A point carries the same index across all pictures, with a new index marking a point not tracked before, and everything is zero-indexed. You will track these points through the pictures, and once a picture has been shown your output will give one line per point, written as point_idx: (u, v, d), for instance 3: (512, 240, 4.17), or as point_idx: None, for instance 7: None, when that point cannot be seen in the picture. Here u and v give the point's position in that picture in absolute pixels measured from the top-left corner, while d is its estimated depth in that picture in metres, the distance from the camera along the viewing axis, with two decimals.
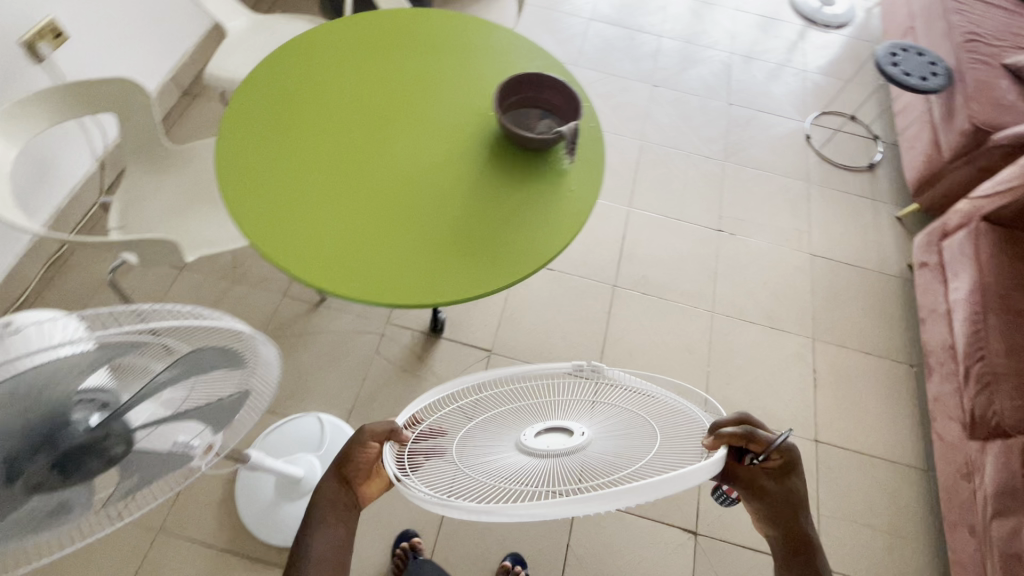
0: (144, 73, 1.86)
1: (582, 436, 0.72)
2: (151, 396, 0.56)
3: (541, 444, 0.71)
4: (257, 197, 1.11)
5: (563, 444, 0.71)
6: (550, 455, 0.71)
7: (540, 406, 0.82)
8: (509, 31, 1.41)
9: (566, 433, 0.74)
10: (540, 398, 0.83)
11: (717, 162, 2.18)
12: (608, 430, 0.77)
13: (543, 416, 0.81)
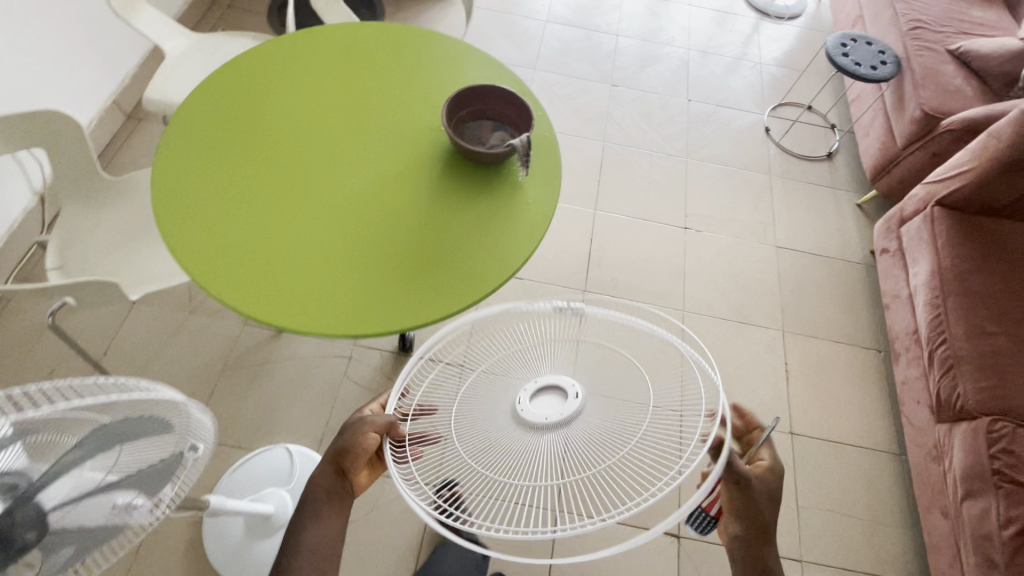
0: (81, 100, 1.77)
1: (579, 403, 0.78)
2: (66, 471, 0.53)
3: (538, 416, 0.78)
4: (199, 232, 1.06)
5: (562, 414, 0.78)
6: (548, 428, 0.77)
7: (516, 361, 0.90)
8: (459, 40, 1.37)
9: (561, 394, 0.80)
10: (516, 355, 0.90)
11: (679, 159, 2.18)
12: (597, 381, 0.83)
13: (535, 365, 0.88)
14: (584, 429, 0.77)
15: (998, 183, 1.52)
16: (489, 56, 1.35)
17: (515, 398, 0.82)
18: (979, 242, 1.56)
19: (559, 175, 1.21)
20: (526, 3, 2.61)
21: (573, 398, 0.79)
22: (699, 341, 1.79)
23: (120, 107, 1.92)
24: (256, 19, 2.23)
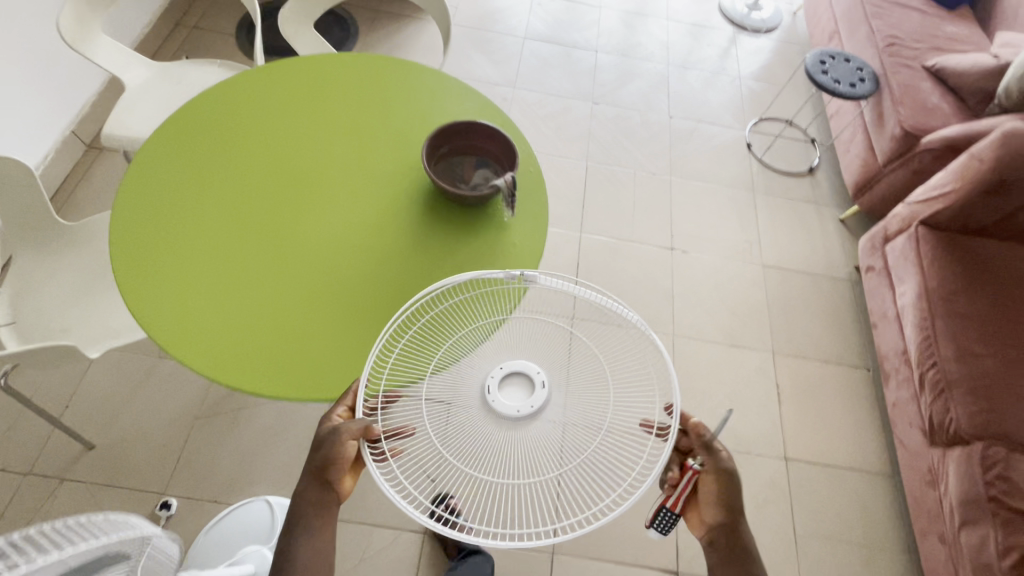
0: (36, 132, 1.67)
1: (546, 393, 0.81)
2: None
3: (510, 409, 0.79)
4: (164, 289, 0.99)
5: (529, 404, 0.79)
6: (520, 416, 0.79)
7: (466, 334, 0.91)
8: (440, 72, 1.32)
9: (527, 381, 0.82)
10: (467, 328, 0.92)
11: (663, 178, 2.16)
12: (556, 360, 0.86)
13: (487, 347, 0.88)
14: (553, 418, 0.80)
15: (981, 203, 1.53)
16: (470, 87, 1.31)
17: (480, 383, 0.82)
18: (963, 262, 1.56)
19: (547, 211, 1.16)
20: (503, 19, 2.56)
21: (540, 387, 0.81)
22: (690, 366, 1.77)
23: (79, 137, 1.81)
24: (223, 40, 2.14)
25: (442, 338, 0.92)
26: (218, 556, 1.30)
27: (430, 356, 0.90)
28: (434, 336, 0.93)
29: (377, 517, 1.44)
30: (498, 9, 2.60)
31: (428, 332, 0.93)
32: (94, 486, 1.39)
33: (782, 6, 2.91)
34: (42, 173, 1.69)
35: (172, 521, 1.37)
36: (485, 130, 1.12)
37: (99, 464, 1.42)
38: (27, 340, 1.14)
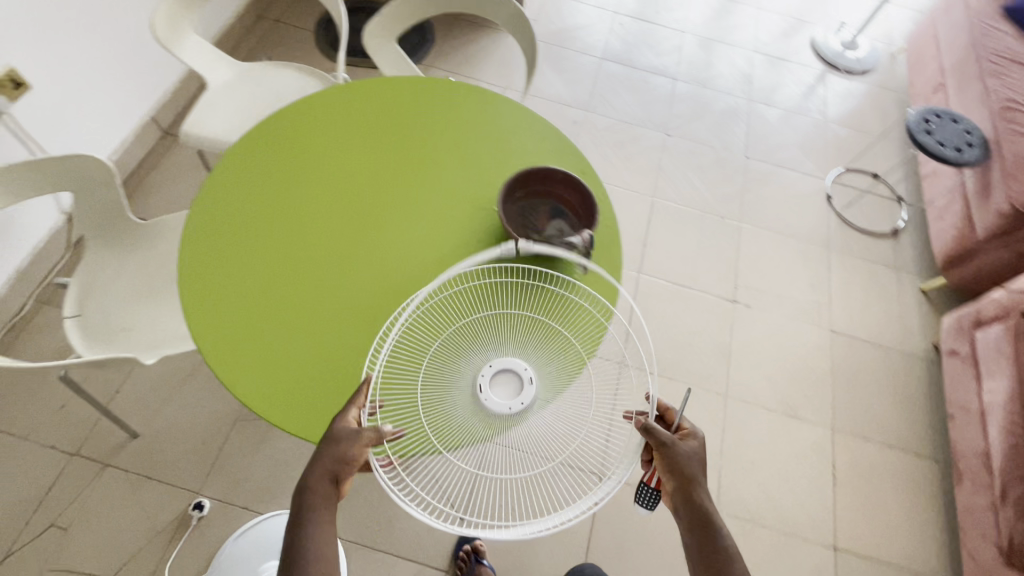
0: (120, 117, 1.71)
1: (533, 389, 0.89)
2: None
3: (500, 407, 0.88)
4: (225, 312, 0.98)
5: (516, 397, 0.88)
6: (510, 407, 0.88)
7: (456, 330, 0.97)
8: (525, 107, 1.26)
9: (518, 380, 0.90)
10: (455, 324, 0.98)
11: (732, 224, 2.05)
12: (546, 363, 0.95)
13: (478, 342, 0.95)
14: (533, 411, 0.91)
15: None
16: (550, 125, 1.24)
17: (473, 379, 0.91)
18: None
19: (619, 271, 1.10)
20: (581, 37, 2.49)
21: (528, 385, 0.89)
22: (741, 431, 1.67)
23: (157, 123, 1.84)
24: (302, 36, 2.14)
25: (437, 332, 0.97)
26: (243, 569, 1.29)
27: (427, 352, 0.96)
28: (429, 330, 0.98)
29: (400, 548, 1.42)
30: (577, 25, 2.52)
31: (424, 325, 0.98)
32: (133, 476, 1.42)
33: (880, 46, 2.71)
34: (119, 157, 1.73)
35: (202, 523, 1.39)
36: (565, 178, 1.07)
37: (141, 452, 1.44)
38: (88, 336, 1.16)
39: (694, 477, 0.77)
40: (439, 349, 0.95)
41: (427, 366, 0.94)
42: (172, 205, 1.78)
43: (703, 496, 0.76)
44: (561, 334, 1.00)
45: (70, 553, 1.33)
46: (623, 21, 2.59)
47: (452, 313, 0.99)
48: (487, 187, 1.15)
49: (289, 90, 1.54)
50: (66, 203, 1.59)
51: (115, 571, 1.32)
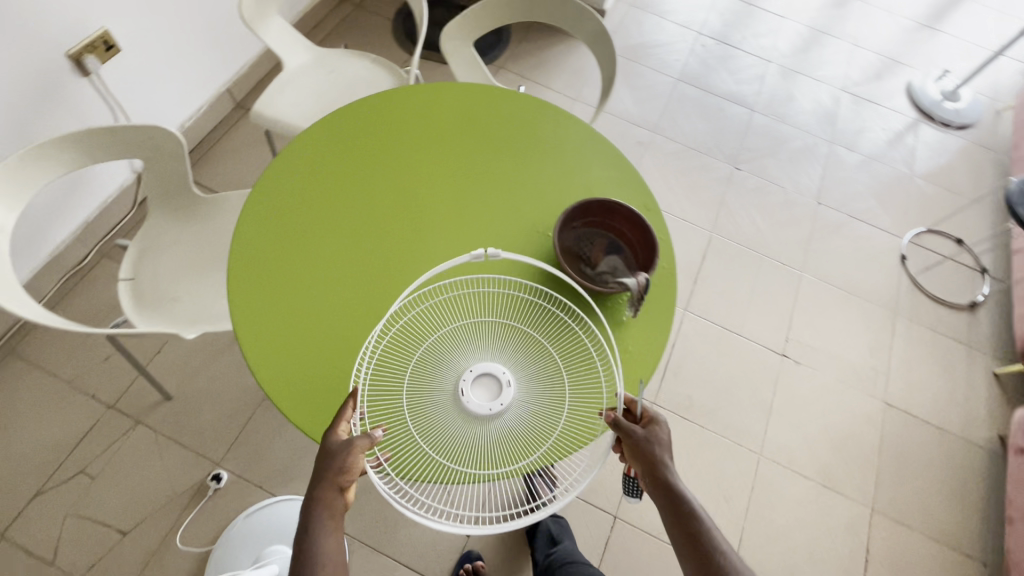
0: (198, 86, 1.76)
1: (513, 390, 0.89)
2: None
3: (480, 408, 0.87)
4: (264, 305, 0.98)
5: (496, 399, 0.88)
6: (494, 406, 0.87)
7: (438, 336, 0.96)
8: (593, 130, 1.21)
9: (496, 382, 0.89)
10: (439, 331, 0.96)
11: (792, 272, 1.94)
12: (527, 366, 0.94)
13: (460, 347, 0.95)
14: (518, 420, 0.90)
15: None
16: (615, 149, 1.19)
17: (454, 383, 0.91)
18: None
19: (670, 323, 1.04)
20: (659, 55, 2.40)
21: (507, 386, 0.89)
22: (770, 495, 1.57)
23: (232, 95, 1.89)
24: (381, 24, 2.14)
25: (420, 341, 0.96)
26: (251, 547, 1.31)
27: (411, 360, 0.94)
28: (412, 338, 0.96)
29: (401, 555, 1.40)
30: (657, 42, 2.44)
31: (410, 333, 0.96)
32: (161, 436, 1.46)
33: (984, 100, 2.50)
34: (192, 124, 1.78)
35: (217, 494, 1.42)
36: (628, 214, 1.02)
37: (171, 414, 1.49)
38: (138, 300, 1.19)
39: (658, 460, 0.75)
40: (421, 357, 0.94)
41: (411, 375, 0.93)
42: (234, 176, 1.82)
43: (671, 475, 0.75)
44: (541, 338, 0.98)
45: (94, 500, 1.38)
46: (705, 42, 2.48)
47: (435, 320, 0.98)
48: (511, 191, 1.12)
49: (360, 80, 1.55)
50: (135, 165, 1.64)
51: (131, 526, 1.37)
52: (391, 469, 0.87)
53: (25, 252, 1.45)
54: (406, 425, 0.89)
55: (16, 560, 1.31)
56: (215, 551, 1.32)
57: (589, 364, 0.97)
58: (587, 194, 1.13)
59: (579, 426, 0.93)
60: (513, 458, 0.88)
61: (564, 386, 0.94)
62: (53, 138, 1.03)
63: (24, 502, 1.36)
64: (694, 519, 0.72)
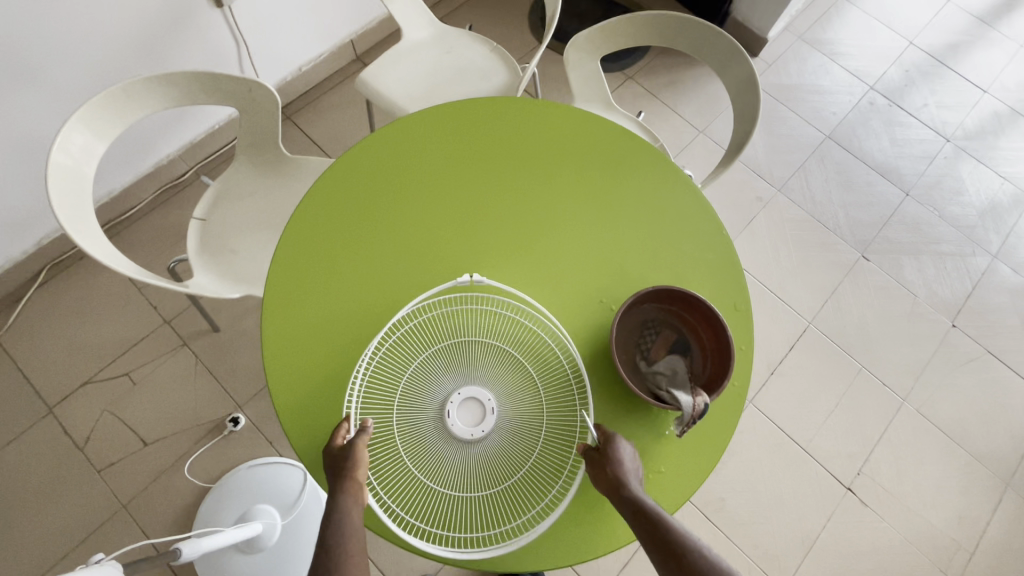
0: (324, 33, 1.75)
1: (493, 418, 0.82)
2: None
3: (463, 433, 0.81)
4: (295, 295, 0.91)
5: (479, 425, 0.82)
6: (477, 432, 0.82)
7: (430, 351, 0.87)
8: (696, 194, 1.05)
9: (481, 407, 0.83)
10: (433, 346, 0.87)
11: (892, 395, 1.66)
12: (513, 387, 0.86)
13: (449, 366, 0.86)
14: (500, 457, 0.83)
15: None
16: (714, 216, 1.04)
17: (438, 406, 0.83)
18: None
19: (720, 455, 0.91)
20: (813, 101, 2.09)
21: (491, 415, 0.82)
22: None
23: (354, 47, 1.89)
24: (518, 3, 2.02)
25: (411, 357, 0.87)
26: (245, 499, 1.36)
27: (400, 379, 0.85)
28: (405, 353, 0.87)
29: (377, 558, 1.39)
30: (816, 86, 2.12)
31: (404, 347, 0.87)
32: (199, 364, 1.53)
33: None
34: (308, 70, 1.80)
35: (231, 436, 1.47)
36: (710, 315, 0.86)
37: (214, 346, 1.55)
38: (202, 243, 1.21)
39: (616, 476, 0.76)
40: (409, 371, 0.86)
41: (400, 398, 0.84)
42: (333, 131, 1.82)
43: (633, 489, 0.75)
44: (530, 363, 0.89)
45: (129, 405, 1.48)
46: (875, 100, 2.12)
47: (429, 335, 0.88)
48: (563, 206, 1.01)
49: (473, 68, 1.45)
50: (230, 111, 1.67)
51: (152, 440, 1.45)
52: (384, 494, 0.81)
53: (126, 161, 1.51)
54: (396, 445, 0.83)
55: (55, 436, 1.43)
56: (214, 491, 1.37)
57: (572, 397, 0.88)
58: (672, 274, 0.99)
59: (557, 469, 0.85)
60: (493, 488, 0.83)
61: (556, 434, 0.86)
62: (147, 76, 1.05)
63: (74, 386, 1.48)
64: (665, 528, 0.70)
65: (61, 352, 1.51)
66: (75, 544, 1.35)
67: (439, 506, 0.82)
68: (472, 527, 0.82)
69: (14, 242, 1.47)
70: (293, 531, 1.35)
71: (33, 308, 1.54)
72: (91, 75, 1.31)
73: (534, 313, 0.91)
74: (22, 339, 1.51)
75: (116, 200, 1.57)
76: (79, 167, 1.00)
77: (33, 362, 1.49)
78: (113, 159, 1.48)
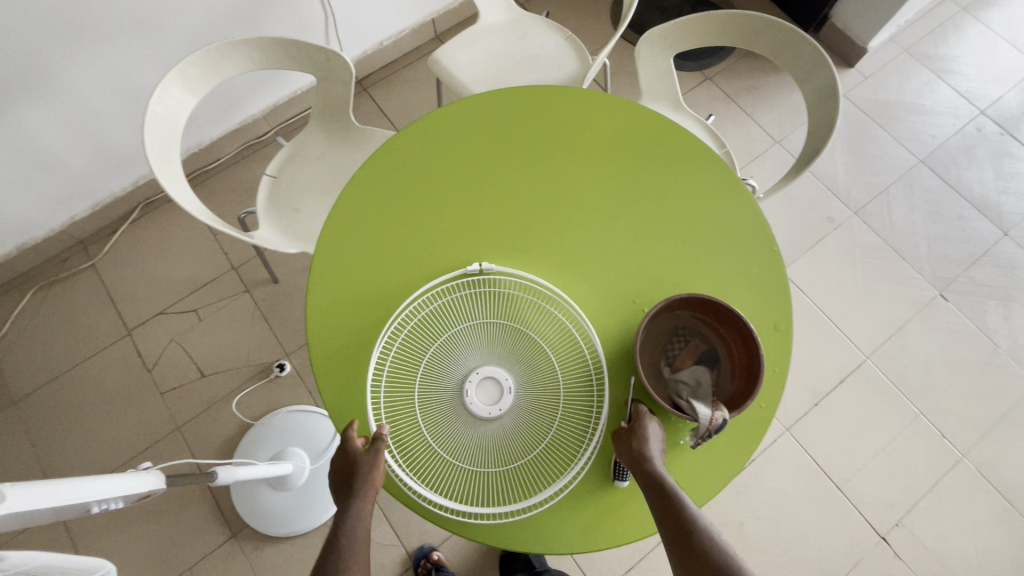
0: (407, 11, 1.81)
1: (509, 398, 0.84)
2: None
3: (479, 410, 0.84)
4: (343, 260, 0.96)
5: (496, 403, 0.84)
6: (494, 409, 0.84)
7: (455, 329, 0.89)
8: (748, 203, 1.01)
9: (498, 387, 0.85)
10: (459, 323, 0.90)
11: (949, 447, 1.53)
12: (532, 372, 0.88)
13: (471, 345, 0.88)
14: (512, 437, 0.85)
15: None
16: (766, 227, 1.00)
17: (458, 381, 0.86)
18: None
19: (736, 472, 0.89)
20: (910, 120, 1.92)
21: (508, 394, 0.84)
22: None
23: (434, 26, 1.94)
24: None
25: (434, 334, 0.90)
26: (281, 439, 1.47)
27: (423, 355, 0.88)
28: (430, 328, 0.90)
29: (390, 515, 1.46)
30: (917, 104, 1.95)
31: (429, 323, 0.90)
32: (257, 310, 1.66)
33: None
34: (389, 44, 1.87)
35: (277, 380, 1.58)
36: (744, 331, 0.83)
37: (271, 296, 1.67)
38: (271, 199, 1.31)
39: (641, 450, 0.79)
40: (434, 345, 0.89)
41: (421, 375, 0.87)
42: (404, 105, 1.88)
43: (655, 466, 0.78)
44: (551, 350, 0.90)
45: (193, 338, 1.63)
46: (984, 126, 1.92)
47: (454, 314, 0.90)
48: (607, 202, 1.00)
49: (544, 54, 1.46)
50: (310, 79, 1.78)
51: (208, 372, 1.59)
52: (402, 462, 0.84)
53: (215, 115, 1.64)
54: (415, 413, 0.86)
55: (129, 355, 1.60)
56: (255, 428, 1.49)
57: (589, 388, 0.88)
58: (712, 284, 0.96)
59: (565, 457, 0.85)
60: (503, 465, 0.84)
61: (569, 420, 0.87)
62: (238, 38, 1.14)
63: (150, 313, 1.65)
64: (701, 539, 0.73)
65: (143, 283, 1.68)
66: (135, 453, 1.51)
67: (453, 478, 0.84)
68: (486, 503, 0.83)
69: (115, 178, 1.64)
70: (319, 475, 1.45)
71: (124, 240, 1.72)
72: (195, 33, 1.43)
73: (560, 303, 0.92)
74: (112, 266, 1.69)
75: (204, 151, 1.71)
76: (173, 117, 1.11)
77: (120, 288, 1.67)
78: (205, 113, 1.61)
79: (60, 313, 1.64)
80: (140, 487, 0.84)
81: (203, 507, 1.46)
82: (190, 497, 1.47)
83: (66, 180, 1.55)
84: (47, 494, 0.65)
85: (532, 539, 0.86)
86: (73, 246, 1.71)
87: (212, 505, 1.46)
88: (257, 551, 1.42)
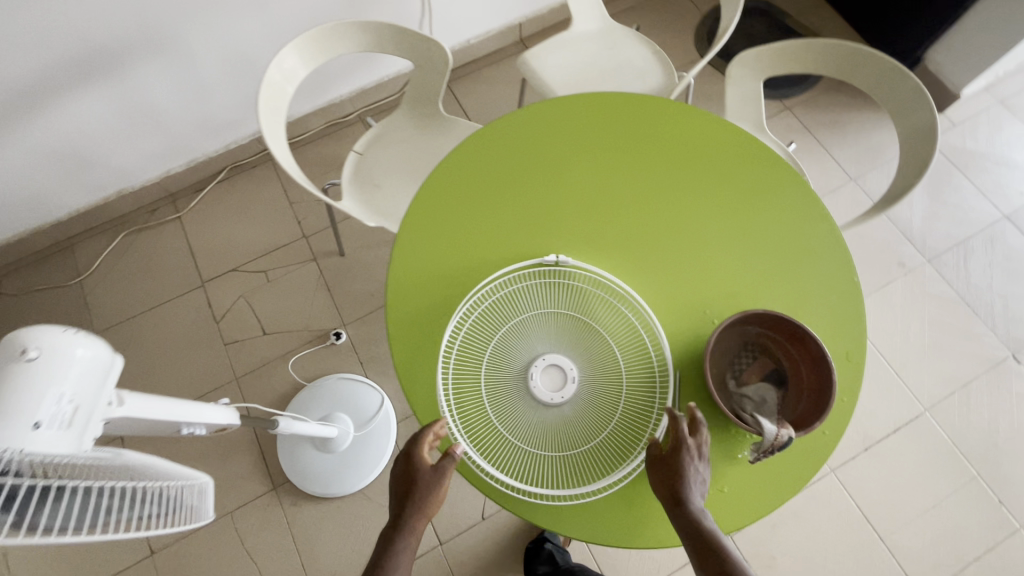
0: (499, 12, 1.88)
1: (572, 387, 0.87)
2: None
3: (542, 395, 0.86)
4: (427, 236, 1.01)
5: (559, 391, 0.86)
6: (557, 396, 0.86)
7: (525, 314, 0.92)
8: (830, 231, 1.00)
9: (562, 375, 0.87)
10: (529, 309, 0.92)
11: (1004, 515, 1.45)
12: (596, 366, 0.90)
13: (540, 331, 0.91)
14: (570, 425, 0.87)
15: None
16: (847, 257, 0.99)
17: (524, 365, 0.89)
18: None
19: (789, 494, 0.88)
20: (997, 173, 1.85)
21: (571, 383, 0.87)
22: None
23: (521, 29, 2.00)
24: (690, 13, 2.01)
25: (505, 317, 0.92)
26: (330, 405, 1.53)
27: (492, 335, 0.91)
28: (502, 310, 0.93)
29: None
30: (1007, 157, 1.87)
31: (502, 305, 0.93)
32: (322, 279, 1.73)
33: None
34: (476, 43, 1.94)
35: (332, 347, 1.65)
36: (817, 355, 0.83)
37: (336, 267, 1.75)
38: (357, 173, 1.38)
39: (680, 489, 0.78)
40: (504, 327, 0.92)
41: (489, 354, 0.90)
42: (482, 102, 1.95)
43: (691, 508, 0.78)
44: (617, 349, 0.92)
45: (260, 297, 1.72)
46: None
47: (526, 300, 0.93)
48: (686, 212, 1.01)
49: (632, 65, 1.48)
50: (401, 66, 1.86)
51: (270, 331, 1.68)
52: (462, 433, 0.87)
53: (311, 91, 1.75)
54: (479, 388, 0.89)
55: (199, 305, 1.71)
56: (306, 390, 1.56)
57: (651, 389, 0.89)
58: (785, 305, 0.96)
59: (619, 453, 0.86)
60: (558, 451, 0.86)
61: (629, 418, 0.88)
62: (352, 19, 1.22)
63: (224, 269, 1.75)
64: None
65: (221, 239, 1.78)
66: (194, 396, 1.60)
67: (508, 456, 0.87)
68: (538, 484, 0.85)
69: (211, 140, 1.76)
70: (360, 444, 1.51)
71: (209, 198, 1.84)
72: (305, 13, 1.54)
73: (631, 304, 0.94)
74: (195, 221, 1.81)
75: (293, 123, 1.81)
76: (284, 84, 1.18)
77: (200, 242, 1.78)
78: (304, 88, 1.72)
79: (144, 258, 1.76)
80: (222, 420, 0.91)
81: (249, 457, 1.53)
82: (239, 445, 1.54)
83: (168, 135, 1.68)
84: (152, 409, 0.72)
85: (575, 528, 0.88)
86: (163, 198, 1.83)
87: (258, 456, 1.53)
88: (294, 506, 1.48)
